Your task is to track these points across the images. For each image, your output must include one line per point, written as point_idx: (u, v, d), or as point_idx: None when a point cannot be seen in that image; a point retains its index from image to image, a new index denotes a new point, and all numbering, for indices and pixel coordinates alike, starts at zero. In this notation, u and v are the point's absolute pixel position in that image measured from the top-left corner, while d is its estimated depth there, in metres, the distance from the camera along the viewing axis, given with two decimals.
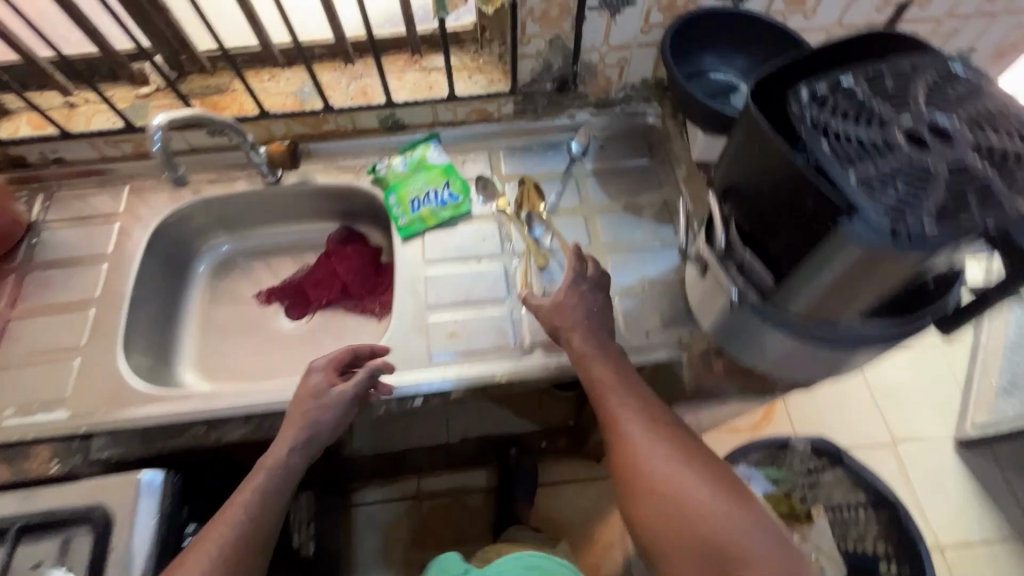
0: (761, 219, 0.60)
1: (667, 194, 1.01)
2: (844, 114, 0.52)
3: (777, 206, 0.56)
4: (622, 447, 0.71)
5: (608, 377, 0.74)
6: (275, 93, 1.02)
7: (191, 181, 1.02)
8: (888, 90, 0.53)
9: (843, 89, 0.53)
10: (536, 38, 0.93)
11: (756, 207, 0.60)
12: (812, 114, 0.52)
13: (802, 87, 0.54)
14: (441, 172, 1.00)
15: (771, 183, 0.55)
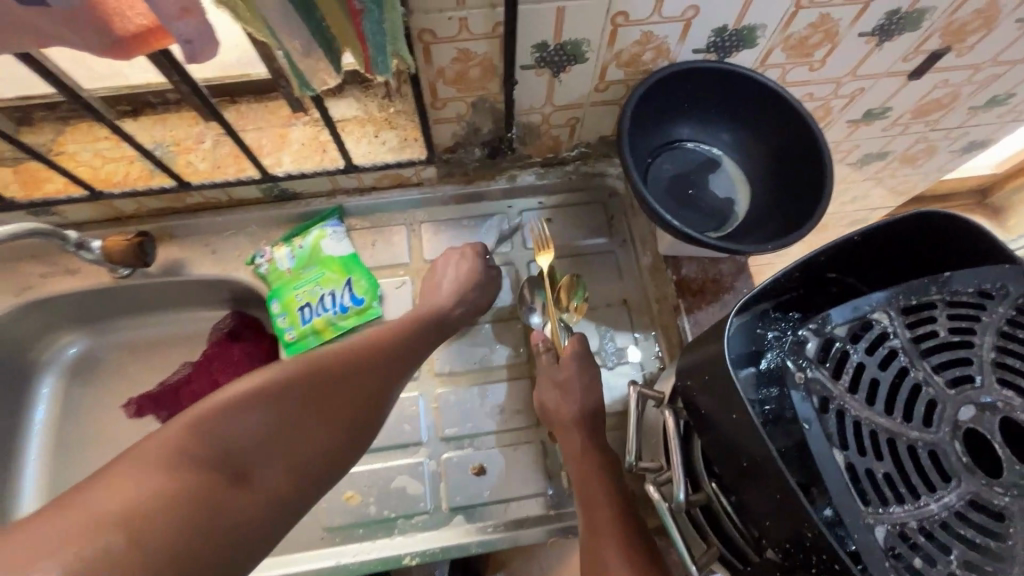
0: (738, 494, 0.44)
1: (627, 288, 0.83)
2: (856, 421, 0.41)
3: (764, 515, 0.41)
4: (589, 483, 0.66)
5: (594, 471, 0.66)
6: (115, 159, 0.77)
7: (16, 275, 0.79)
8: (910, 386, 0.42)
9: (852, 375, 0.42)
10: (453, 102, 0.69)
11: (735, 483, 0.43)
12: (815, 417, 0.40)
13: (801, 368, 0.42)
14: (341, 267, 0.78)
15: (759, 490, 0.41)
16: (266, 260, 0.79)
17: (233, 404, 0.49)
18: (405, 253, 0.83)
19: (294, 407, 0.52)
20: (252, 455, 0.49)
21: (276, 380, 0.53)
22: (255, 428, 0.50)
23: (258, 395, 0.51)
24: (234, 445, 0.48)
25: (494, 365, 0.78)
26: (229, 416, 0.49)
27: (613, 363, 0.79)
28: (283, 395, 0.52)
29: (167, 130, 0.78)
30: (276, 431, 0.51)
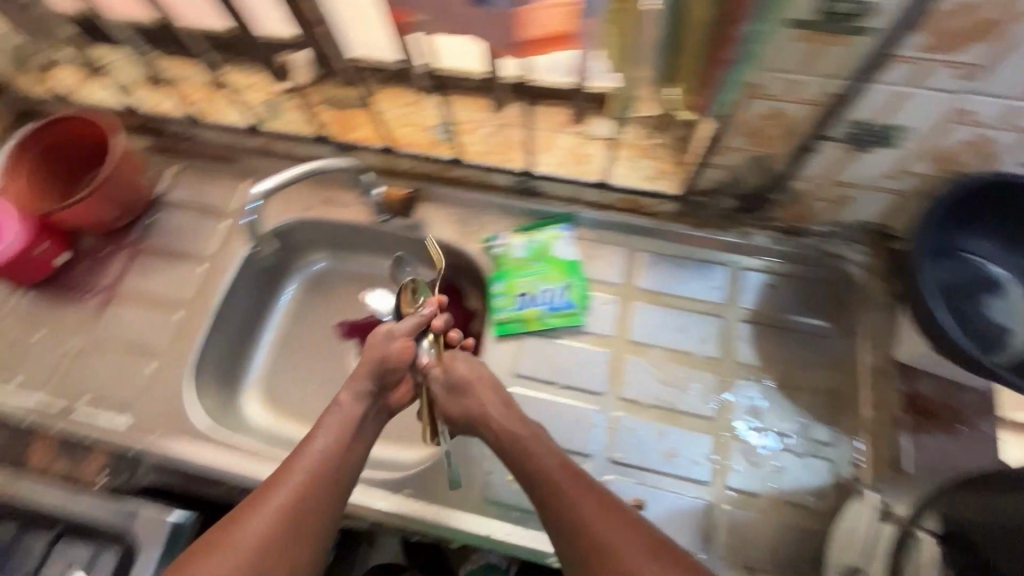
0: None
1: (839, 380, 0.77)
2: None
3: None
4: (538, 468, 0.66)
5: (541, 458, 0.67)
6: (410, 124, 0.90)
7: (304, 194, 0.96)
8: None
9: None
10: (733, 151, 0.70)
11: None
12: None
13: None
14: (562, 270, 0.83)
15: None
16: (501, 244, 0.86)
17: (298, 467, 0.65)
18: (619, 275, 0.86)
19: (343, 476, 0.66)
20: (312, 501, 0.63)
21: (324, 439, 0.68)
22: (309, 484, 0.64)
23: (306, 457, 0.67)
24: (295, 498, 0.63)
25: (679, 409, 0.78)
26: (286, 472, 0.65)
27: (805, 452, 0.74)
28: (331, 459, 0.67)
29: (460, 113, 0.89)
30: (321, 484, 0.65)
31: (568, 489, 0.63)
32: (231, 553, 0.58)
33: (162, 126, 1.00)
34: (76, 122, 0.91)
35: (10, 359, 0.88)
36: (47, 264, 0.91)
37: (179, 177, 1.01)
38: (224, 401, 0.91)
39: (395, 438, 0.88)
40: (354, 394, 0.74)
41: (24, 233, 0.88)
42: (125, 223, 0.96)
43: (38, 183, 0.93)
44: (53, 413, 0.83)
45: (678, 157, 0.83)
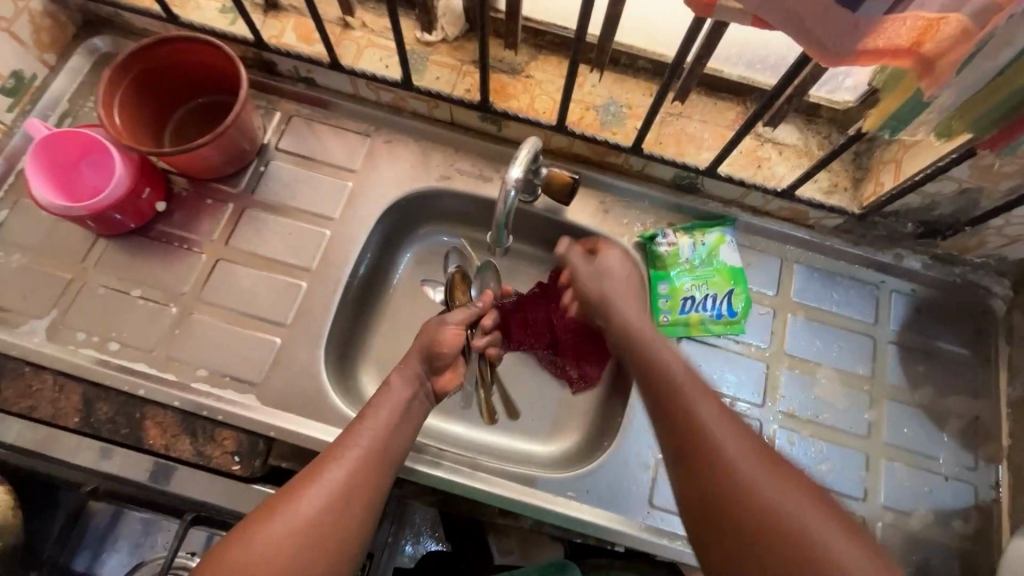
0: None
1: (981, 407, 0.81)
2: None
3: None
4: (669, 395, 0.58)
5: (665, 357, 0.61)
6: (574, 100, 0.83)
7: (440, 162, 0.88)
8: None
9: None
10: (947, 180, 0.69)
11: None
12: None
13: None
14: (728, 277, 0.81)
15: None
16: (667, 243, 0.82)
17: (351, 441, 0.60)
18: (773, 285, 0.85)
19: (393, 450, 0.62)
20: (366, 479, 0.58)
21: (375, 418, 0.63)
22: (364, 461, 0.59)
23: (359, 433, 0.61)
24: (348, 474, 0.57)
25: (834, 426, 0.79)
26: (339, 447, 0.59)
27: (951, 475, 0.78)
28: (385, 436, 0.61)
29: (623, 92, 0.84)
30: (375, 460, 0.59)
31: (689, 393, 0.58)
32: (288, 522, 0.53)
33: (274, 62, 0.87)
34: (187, 47, 0.78)
35: (103, 318, 0.77)
36: (146, 211, 0.80)
37: (289, 124, 0.89)
38: (345, 380, 0.84)
39: (525, 429, 0.87)
40: (404, 377, 0.67)
41: (129, 175, 0.76)
42: (231, 170, 0.85)
43: (135, 114, 0.79)
44: (166, 385, 0.73)
45: (854, 173, 0.82)
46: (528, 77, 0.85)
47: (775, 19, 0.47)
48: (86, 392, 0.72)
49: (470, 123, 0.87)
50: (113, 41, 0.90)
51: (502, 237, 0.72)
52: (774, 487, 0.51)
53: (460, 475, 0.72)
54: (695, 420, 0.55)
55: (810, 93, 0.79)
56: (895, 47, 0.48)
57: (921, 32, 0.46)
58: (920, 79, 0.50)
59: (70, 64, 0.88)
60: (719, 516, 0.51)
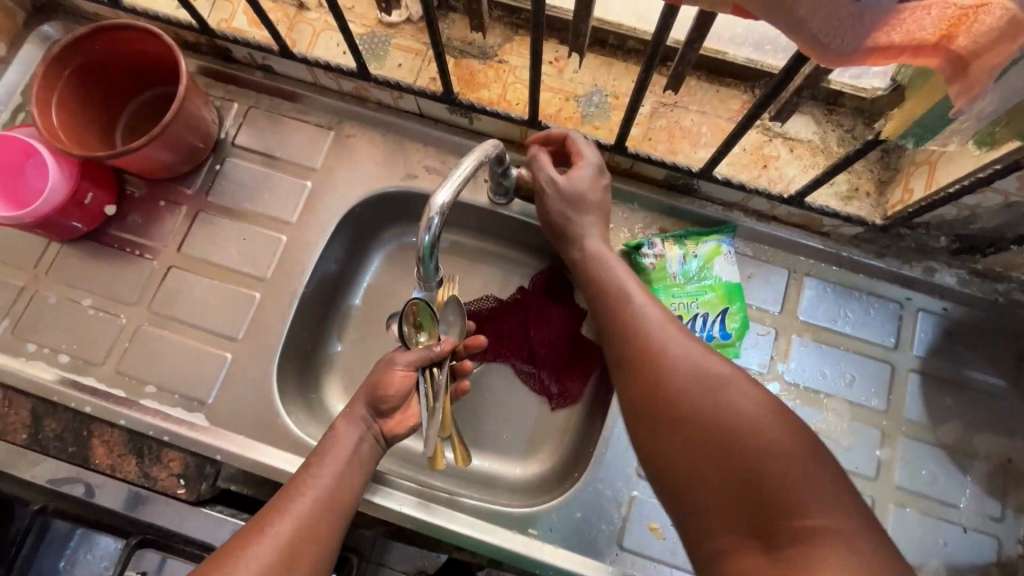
0: None
1: (1015, 448, 0.71)
2: None
3: None
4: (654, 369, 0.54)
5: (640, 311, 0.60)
6: (551, 89, 0.73)
7: (406, 159, 0.80)
8: None
9: None
10: (990, 192, 0.57)
11: None
12: None
13: None
14: (724, 295, 0.72)
15: None
16: (654, 254, 0.73)
17: (297, 494, 0.55)
18: (777, 301, 0.75)
19: (344, 500, 0.57)
20: (313, 535, 0.53)
21: (325, 467, 0.57)
22: (312, 514, 0.54)
23: (308, 483, 0.56)
24: (293, 530, 0.53)
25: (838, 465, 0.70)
26: (285, 499, 0.55)
27: (971, 526, 0.68)
28: (334, 486, 0.57)
29: (610, 78, 0.73)
30: (324, 514, 0.55)
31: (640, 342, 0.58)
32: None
33: (227, 49, 0.80)
34: (125, 37, 0.72)
35: (54, 328, 0.74)
36: (96, 215, 0.76)
37: (246, 117, 0.82)
38: (307, 394, 0.80)
39: (496, 449, 0.81)
40: (349, 423, 0.61)
41: (69, 180, 0.72)
42: (183, 170, 0.79)
43: (78, 111, 0.74)
44: (113, 401, 0.70)
45: (880, 174, 0.70)
46: (501, 62, 0.75)
47: (756, 7, 0.37)
48: (35, 407, 0.72)
49: (439, 115, 0.79)
50: (64, 28, 0.85)
51: (432, 274, 0.59)
52: (763, 407, 0.49)
53: (413, 508, 0.67)
54: (678, 375, 0.53)
55: (832, 78, 0.66)
56: (917, 42, 0.37)
57: (953, 24, 0.35)
58: (951, 83, 0.38)
59: (21, 54, 0.83)
60: (707, 462, 0.48)
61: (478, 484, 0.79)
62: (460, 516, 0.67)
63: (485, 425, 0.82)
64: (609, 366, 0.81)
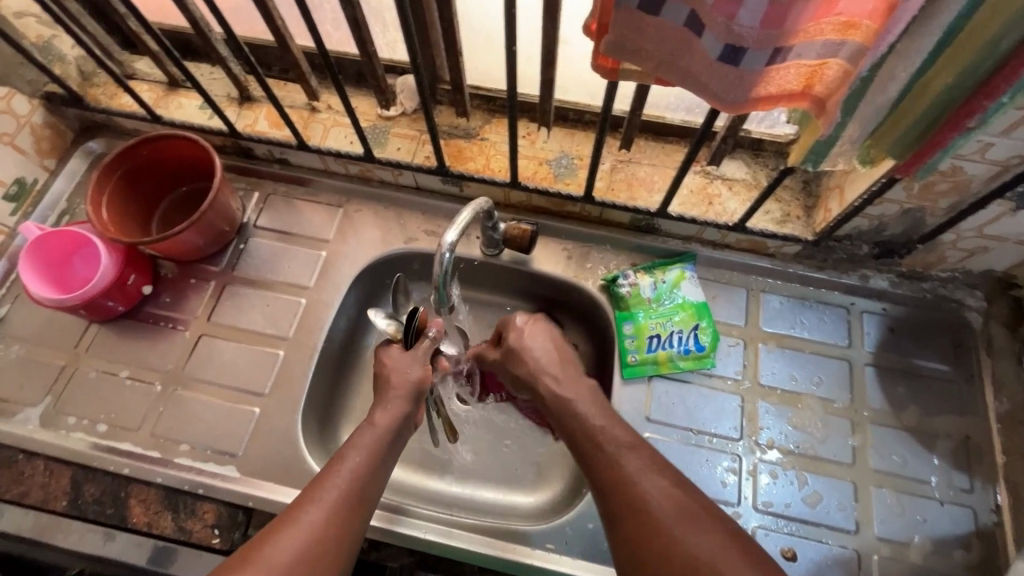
0: None
1: (971, 426, 0.79)
2: None
3: None
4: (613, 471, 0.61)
5: None
6: (527, 156, 0.88)
7: (407, 224, 0.92)
8: None
9: None
10: (887, 203, 0.71)
11: None
12: None
13: None
14: (693, 313, 0.83)
15: None
16: (628, 283, 0.84)
17: (329, 484, 0.60)
18: (742, 316, 0.85)
19: (370, 494, 0.62)
20: (341, 523, 0.58)
21: (355, 457, 0.64)
22: (340, 502, 0.59)
23: (339, 474, 0.62)
24: (324, 518, 0.58)
25: (818, 455, 0.78)
26: (316, 489, 0.60)
27: (946, 499, 0.75)
28: (362, 476, 0.62)
29: (574, 145, 0.88)
30: (353, 501, 0.60)
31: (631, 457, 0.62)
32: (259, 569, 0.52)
33: (250, 147, 0.94)
34: (165, 143, 0.85)
35: (93, 400, 0.81)
36: (134, 296, 0.85)
37: (266, 202, 0.94)
38: (326, 444, 0.86)
39: (508, 481, 0.85)
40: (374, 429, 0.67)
41: (115, 263, 0.81)
42: (213, 252, 0.90)
43: (122, 208, 0.86)
44: (150, 462, 0.77)
45: (805, 201, 0.84)
46: (483, 139, 0.90)
47: (671, 77, 0.51)
48: (75, 474, 0.77)
49: (433, 186, 0.92)
50: (107, 142, 0.98)
51: (446, 299, 0.71)
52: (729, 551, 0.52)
53: (435, 536, 0.73)
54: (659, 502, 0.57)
55: (749, 128, 0.83)
56: (788, 92, 0.51)
57: (807, 78, 0.49)
58: (818, 118, 0.53)
59: (68, 167, 0.96)
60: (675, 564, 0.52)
61: (494, 514, 0.83)
62: (479, 538, 0.73)
63: (494, 459, 0.87)
64: (603, 390, 0.89)
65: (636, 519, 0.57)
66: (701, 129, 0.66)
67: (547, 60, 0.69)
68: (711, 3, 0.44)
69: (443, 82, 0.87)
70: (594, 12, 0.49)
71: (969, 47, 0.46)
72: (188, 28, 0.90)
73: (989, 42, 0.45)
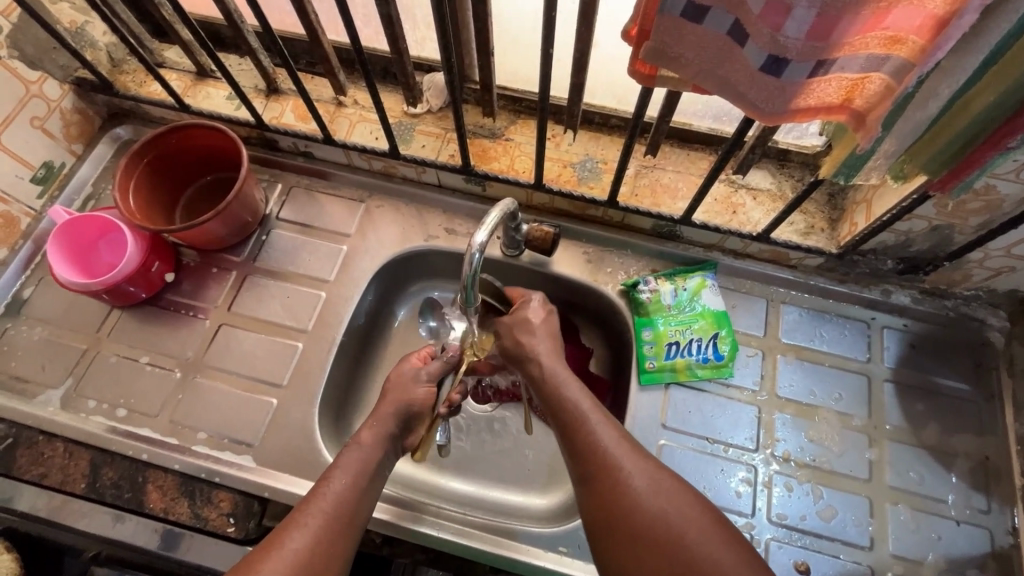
0: None
1: (989, 446, 0.78)
2: None
3: None
4: (618, 494, 0.57)
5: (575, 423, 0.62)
6: (551, 158, 0.88)
7: (428, 222, 0.93)
8: None
9: None
10: (916, 218, 0.71)
11: None
12: None
13: None
14: (713, 321, 0.83)
15: None
16: (649, 289, 0.84)
17: (311, 509, 0.59)
18: (761, 326, 0.85)
19: (358, 516, 0.61)
20: (328, 544, 0.57)
21: (340, 481, 0.63)
22: (325, 526, 0.58)
23: (322, 498, 0.61)
24: (310, 543, 0.56)
25: (834, 469, 0.78)
26: (301, 514, 0.59)
27: (962, 519, 0.75)
28: (347, 499, 0.61)
29: (599, 148, 0.88)
30: (339, 524, 0.59)
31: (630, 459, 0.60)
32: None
33: (275, 139, 0.95)
34: (193, 133, 0.86)
35: (114, 385, 0.82)
36: (156, 283, 0.86)
37: (289, 195, 0.94)
38: (341, 438, 0.86)
39: (521, 482, 0.85)
40: None
41: (140, 250, 0.82)
42: (236, 241, 0.90)
43: (147, 196, 0.86)
44: (167, 448, 0.78)
45: (831, 213, 0.84)
46: (508, 140, 0.90)
47: (709, 85, 0.51)
48: (94, 458, 0.77)
49: (456, 185, 0.92)
50: (133, 129, 0.99)
51: (473, 301, 0.68)
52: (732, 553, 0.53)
53: (450, 534, 0.73)
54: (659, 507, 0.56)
55: (777, 139, 0.82)
56: (827, 104, 0.51)
57: (849, 90, 0.49)
58: (856, 131, 0.52)
59: (95, 152, 0.97)
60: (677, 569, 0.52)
61: (505, 514, 0.83)
62: (493, 537, 0.73)
63: (507, 459, 0.87)
64: (618, 395, 0.88)
65: (630, 530, 0.55)
66: (733, 137, 0.66)
67: (579, 63, 0.69)
68: (757, 13, 0.44)
69: (471, 81, 0.87)
70: (636, 17, 0.49)
71: (1015, 67, 0.46)
72: (220, 19, 0.91)
73: None
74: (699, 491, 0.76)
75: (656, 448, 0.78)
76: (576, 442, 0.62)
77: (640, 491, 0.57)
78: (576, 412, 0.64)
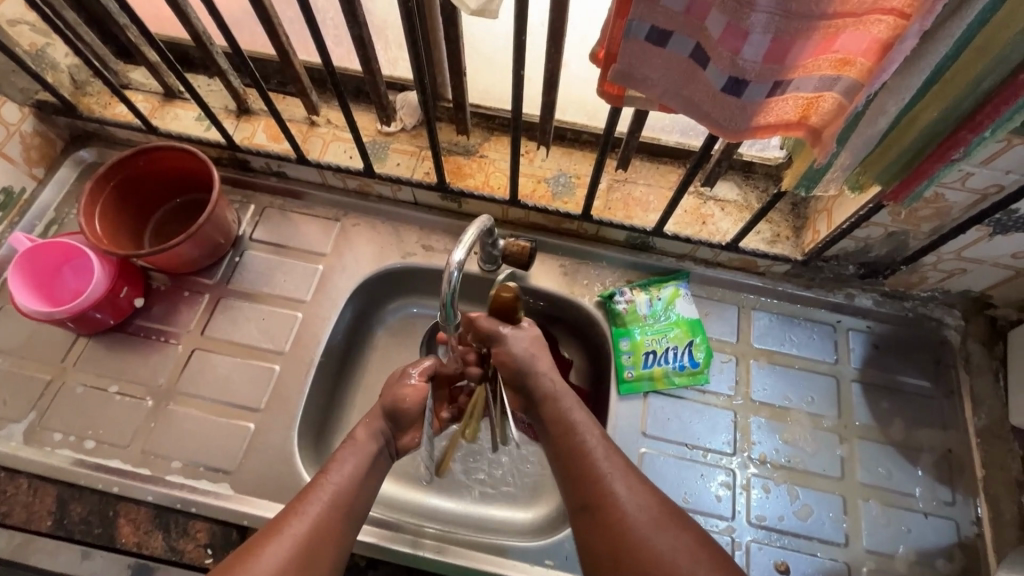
0: None
1: (952, 440, 0.82)
2: None
3: None
4: (622, 528, 0.58)
5: None
6: (526, 174, 0.90)
7: (404, 239, 0.93)
8: None
9: None
10: (873, 226, 0.74)
11: None
12: None
13: None
14: (688, 329, 0.85)
15: None
16: (625, 300, 0.86)
17: (316, 496, 0.60)
18: (734, 332, 0.88)
19: (358, 505, 0.62)
20: (331, 530, 0.58)
21: (343, 469, 0.63)
22: (327, 513, 0.59)
23: (326, 485, 0.61)
24: (314, 528, 0.58)
25: (808, 469, 0.80)
26: (304, 500, 0.60)
27: (930, 511, 0.78)
28: (349, 489, 0.62)
29: (571, 163, 0.90)
30: (342, 510, 0.60)
31: (605, 468, 0.62)
32: None
33: (247, 160, 0.94)
34: (162, 154, 0.85)
35: (81, 415, 0.79)
36: (125, 309, 0.83)
37: (262, 215, 0.93)
38: (321, 460, 0.85)
39: (505, 496, 0.85)
40: (367, 440, 0.67)
41: (108, 276, 0.80)
42: (208, 263, 0.89)
43: (114, 221, 0.84)
44: (140, 480, 0.75)
45: (795, 222, 0.87)
46: (482, 156, 0.91)
47: (675, 105, 0.53)
48: (61, 493, 0.74)
49: (432, 203, 0.93)
50: (98, 152, 0.97)
51: (453, 318, 0.66)
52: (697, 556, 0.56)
53: (435, 553, 0.72)
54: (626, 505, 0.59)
55: (742, 152, 0.85)
56: (785, 121, 0.54)
57: (805, 108, 0.52)
58: (813, 147, 0.55)
59: (57, 176, 0.94)
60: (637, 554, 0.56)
61: (490, 530, 0.83)
62: (479, 554, 0.73)
63: (490, 474, 0.87)
64: (598, 405, 0.90)
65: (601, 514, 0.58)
66: (700, 152, 0.69)
67: (549, 83, 0.71)
68: (716, 38, 0.46)
69: (445, 100, 0.88)
70: (602, 40, 0.50)
71: (952, 88, 0.49)
72: (188, 40, 0.90)
73: (973, 80, 0.48)
74: (680, 497, 0.78)
75: (637, 456, 0.80)
76: (582, 475, 0.63)
77: (641, 523, 0.58)
78: (563, 434, 0.65)
